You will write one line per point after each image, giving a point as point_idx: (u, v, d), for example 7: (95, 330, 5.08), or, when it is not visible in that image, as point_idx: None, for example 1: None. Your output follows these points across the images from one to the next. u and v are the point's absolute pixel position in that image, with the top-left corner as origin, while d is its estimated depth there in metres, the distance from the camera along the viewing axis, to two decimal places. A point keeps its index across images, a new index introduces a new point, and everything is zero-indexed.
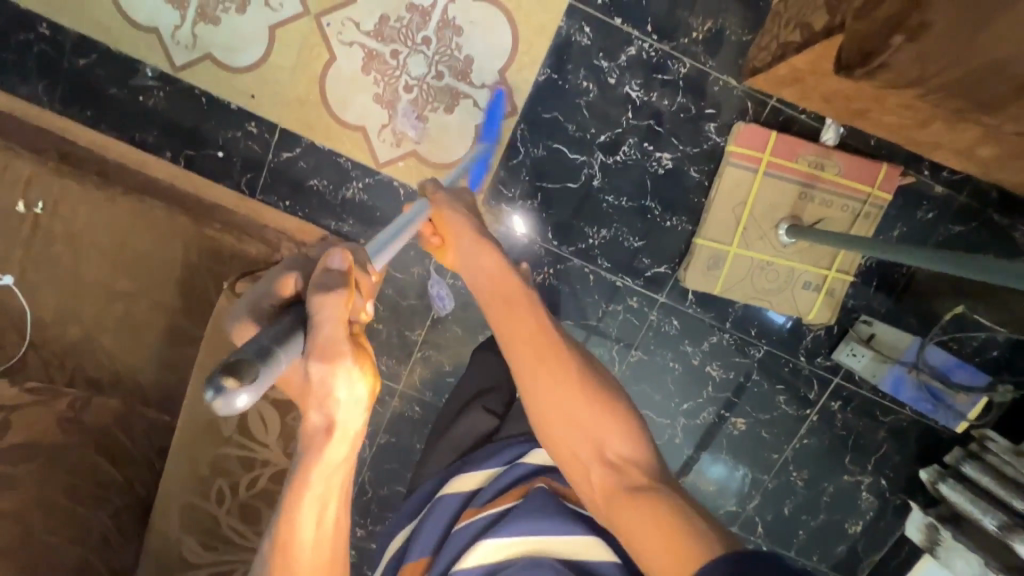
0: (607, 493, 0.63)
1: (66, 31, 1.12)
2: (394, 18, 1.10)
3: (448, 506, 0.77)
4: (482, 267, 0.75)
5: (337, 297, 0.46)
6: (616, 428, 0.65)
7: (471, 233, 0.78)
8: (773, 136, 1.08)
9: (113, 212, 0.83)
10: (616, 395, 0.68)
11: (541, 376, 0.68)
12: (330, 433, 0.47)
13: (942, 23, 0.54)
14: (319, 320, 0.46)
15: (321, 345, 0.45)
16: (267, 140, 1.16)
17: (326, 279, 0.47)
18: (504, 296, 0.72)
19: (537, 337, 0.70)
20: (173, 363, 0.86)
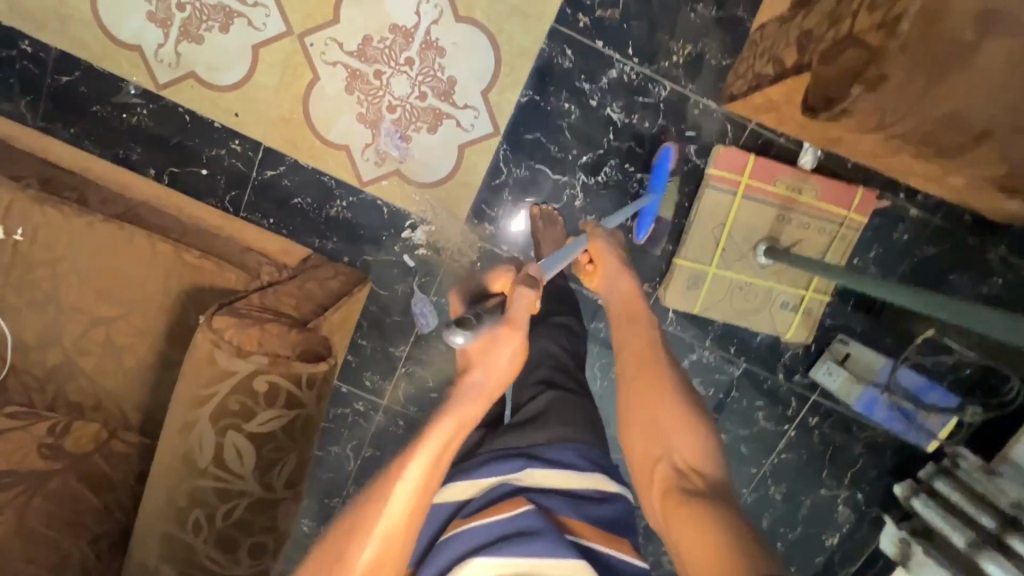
0: (664, 490, 0.62)
1: (48, 48, 1.12)
2: (377, 39, 1.10)
3: (436, 516, 0.68)
4: (619, 288, 0.84)
5: (531, 290, 0.59)
6: (688, 435, 0.65)
7: (617, 264, 0.87)
8: (752, 159, 1.10)
9: (92, 237, 0.83)
10: (705, 413, 0.68)
11: (639, 372, 0.72)
12: (486, 384, 0.57)
13: (900, 75, 0.55)
14: (513, 304, 0.58)
15: (513, 320, 0.57)
16: (251, 158, 1.16)
17: (528, 279, 0.61)
18: (627, 313, 0.80)
19: (642, 343, 0.76)
20: (152, 387, 0.86)
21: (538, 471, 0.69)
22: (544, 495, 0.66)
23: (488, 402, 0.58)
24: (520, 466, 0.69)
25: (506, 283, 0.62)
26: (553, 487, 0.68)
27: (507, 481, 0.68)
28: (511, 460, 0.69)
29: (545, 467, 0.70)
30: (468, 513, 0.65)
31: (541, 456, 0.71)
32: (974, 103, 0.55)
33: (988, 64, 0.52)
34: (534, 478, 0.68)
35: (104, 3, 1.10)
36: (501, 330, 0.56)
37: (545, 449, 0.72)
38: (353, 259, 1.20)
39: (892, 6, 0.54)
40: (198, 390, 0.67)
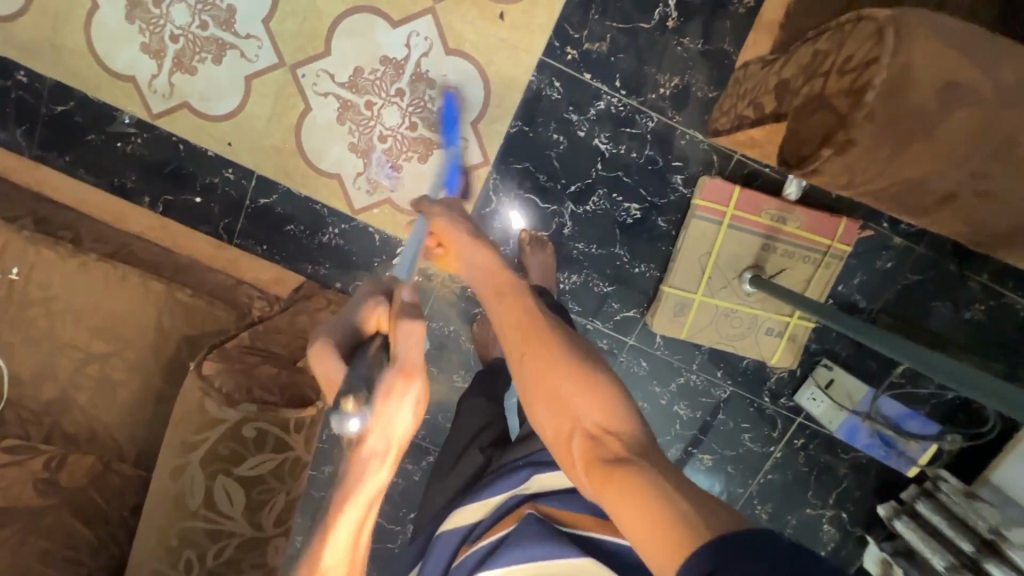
0: (586, 465, 0.55)
1: (44, 79, 1.13)
2: (368, 70, 1.11)
3: (450, 540, 0.77)
4: (476, 265, 0.72)
5: (415, 327, 0.61)
6: (595, 397, 0.58)
7: (467, 238, 0.74)
8: (737, 190, 1.11)
9: (87, 276, 0.86)
10: (598, 364, 0.62)
11: (527, 353, 0.63)
12: (389, 443, 0.58)
13: (868, 142, 0.56)
14: (401, 350, 0.60)
15: (405, 369, 0.58)
16: (244, 186, 1.18)
17: (406, 313, 0.62)
18: (494, 288, 0.70)
19: (521, 317, 0.66)
20: (146, 420, 0.88)
21: (544, 475, 0.75)
22: (550, 498, 0.73)
23: (398, 456, 0.60)
24: (524, 477, 0.76)
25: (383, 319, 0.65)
26: (560, 488, 0.73)
27: (514, 494, 0.76)
28: (515, 473, 0.77)
29: (549, 471, 0.75)
30: (480, 535, 0.74)
31: (544, 461, 0.76)
32: (940, 165, 0.57)
33: (950, 135, 0.54)
34: (541, 483, 0.75)
35: (99, 35, 1.11)
36: (392, 381, 0.58)
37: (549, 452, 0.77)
38: (345, 284, 1.22)
39: (859, 75, 0.56)
40: (189, 436, 0.69)
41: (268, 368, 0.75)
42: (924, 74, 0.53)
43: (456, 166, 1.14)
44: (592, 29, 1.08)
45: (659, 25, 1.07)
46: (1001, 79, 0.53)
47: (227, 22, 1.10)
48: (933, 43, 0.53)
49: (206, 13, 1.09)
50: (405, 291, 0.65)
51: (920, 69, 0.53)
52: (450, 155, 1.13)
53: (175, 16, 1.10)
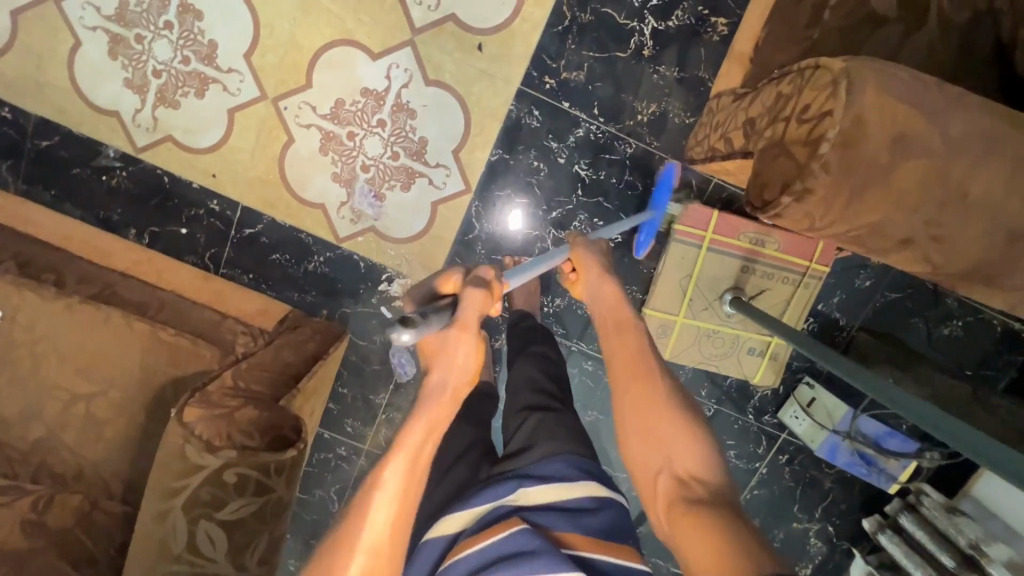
0: (668, 503, 0.60)
1: (28, 115, 1.14)
2: (349, 102, 1.13)
3: (432, 549, 0.68)
4: (603, 295, 0.78)
5: (478, 292, 0.59)
6: (689, 448, 0.63)
7: (596, 269, 0.81)
8: (716, 214, 1.12)
9: (71, 319, 0.87)
10: (701, 419, 0.66)
11: (632, 388, 0.68)
12: (447, 387, 0.58)
13: (823, 191, 0.57)
14: (462, 307, 0.58)
15: (463, 323, 0.57)
16: (229, 217, 1.19)
17: (474, 281, 0.60)
18: (614, 322, 0.75)
19: (634, 354, 0.71)
20: (132, 458, 0.89)
21: (532, 489, 0.69)
22: (539, 513, 0.66)
23: (458, 403, 0.59)
24: (512, 489, 0.69)
25: (455, 284, 0.62)
26: (549, 505, 0.67)
27: (501, 505, 0.68)
28: (503, 483, 0.70)
29: (537, 486, 0.69)
30: (462, 543, 0.64)
31: (532, 476, 0.71)
32: (896, 212, 0.58)
33: (898, 185, 0.56)
34: (528, 497, 0.68)
35: (82, 71, 1.12)
36: (452, 331, 0.57)
37: (537, 466, 0.72)
38: (331, 311, 1.23)
39: (814, 126, 0.58)
40: (170, 482, 0.71)
41: (249, 410, 0.77)
42: (874, 128, 0.55)
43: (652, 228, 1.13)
44: (570, 58, 1.09)
45: (635, 53, 1.09)
46: (950, 130, 0.55)
47: (209, 56, 1.11)
48: (883, 97, 0.55)
49: (188, 48, 1.11)
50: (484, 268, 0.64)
51: (870, 124, 0.55)
52: (653, 218, 1.12)
53: (158, 51, 1.11)
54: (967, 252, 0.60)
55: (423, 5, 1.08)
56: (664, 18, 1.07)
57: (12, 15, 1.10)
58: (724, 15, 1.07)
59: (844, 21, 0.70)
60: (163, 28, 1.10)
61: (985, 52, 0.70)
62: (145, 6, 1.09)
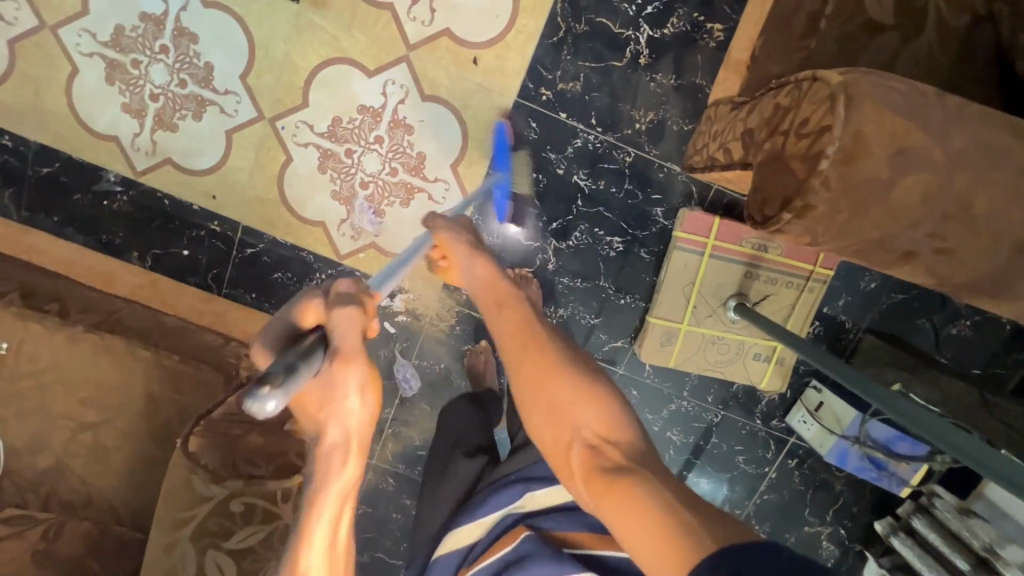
0: (588, 476, 0.55)
1: (28, 142, 1.15)
2: (347, 120, 1.13)
3: (446, 564, 0.76)
4: (477, 275, 0.72)
5: (352, 312, 0.47)
6: (593, 408, 0.57)
7: (465, 247, 0.75)
8: (717, 221, 1.12)
9: (77, 348, 0.88)
10: (602, 376, 0.61)
11: (527, 364, 0.61)
12: (349, 440, 0.46)
13: (826, 206, 0.56)
14: (337, 336, 0.46)
15: (345, 356, 0.45)
16: (230, 238, 1.19)
17: (341, 301, 0.48)
18: (494, 298, 0.69)
19: (517, 325, 0.65)
20: (139, 483, 0.89)
21: (538, 492, 0.74)
22: (544, 517, 0.72)
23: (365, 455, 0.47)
24: (518, 494, 0.75)
25: (315, 313, 0.48)
26: (554, 506, 0.73)
27: (510, 512, 0.74)
28: (509, 489, 0.75)
29: (543, 488, 0.75)
30: (476, 558, 0.73)
31: (536, 478, 0.76)
32: (898, 227, 0.57)
33: (901, 198, 0.56)
34: (534, 501, 0.74)
35: (81, 98, 1.13)
36: (333, 370, 0.45)
37: (541, 468, 0.77)
38: None
39: (814, 141, 0.57)
40: (178, 513, 0.72)
41: (255, 438, 0.78)
42: (875, 144, 0.54)
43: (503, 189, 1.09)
44: (565, 69, 1.09)
45: (631, 61, 1.08)
46: (952, 144, 0.54)
47: (205, 79, 1.11)
48: (882, 111, 0.54)
49: (184, 71, 1.11)
50: (346, 281, 0.51)
51: (871, 139, 0.54)
52: (501, 178, 1.08)
53: (155, 75, 1.11)
54: (973, 264, 0.59)
55: (417, 20, 1.08)
56: (659, 26, 1.07)
57: (10, 44, 1.10)
58: (719, 21, 1.07)
59: (842, 30, 0.69)
60: (159, 52, 1.10)
61: (985, 57, 0.70)
62: (140, 31, 1.09)
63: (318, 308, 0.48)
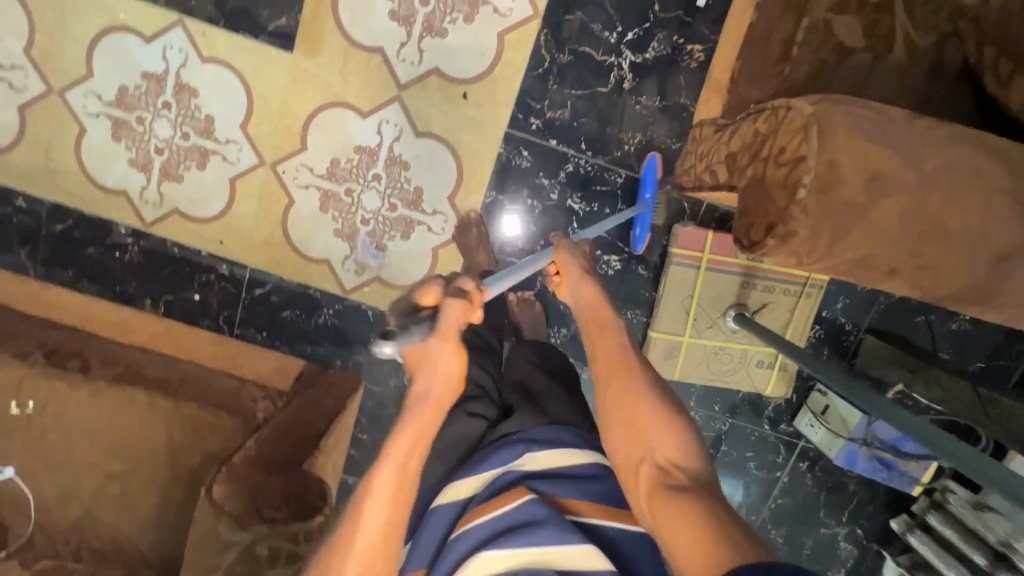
0: (649, 490, 0.60)
1: (41, 201, 1.19)
2: (344, 160, 1.16)
3: (443, 516, 0.67)
4: (585, 297, 0.78)
5: (459, 302, 0.59)
6: (672, 439, 0.63)
7: (577, 271, 0.81)
8: (710, 234, 1.14)
9: (99, 402, 0.91)
10: (679, 408, 0.67)
11: (614, 382, 0.69)
12: (434, 395, 0.61)
13: (806, 231, 0.59)
14: (441, 316, 0.59)
15: (444, 333, 0.59)
16: (239, 280, 1.23)
17: (454, 291, 0.61)
18: (595, 320, 0.75)
19: (614, 348, 0.72)
20: (164, 528, 0.91)
21: (539, 454, 0.69)
22: (546, 480, 0.67)
23: (442, 409, 0.62)
24: (519, 453, 0.69)
25: (433, 296, 0.61)
26: (555, 471, 0.68)
27: (509, 470, 0.68)
28: (510, 448, 0.69)
29: (544, 450, 0.70)
30: (474, 510, 0.65)
31: (537, 439, 0.71)
32: (879, 246, 0.59)
33: (878, 220, 0.58)
34: (535, 462, 0.68)
35: (89, 155, 1.17)
36: (435, 339, 0.59)
37: (541, 430, 0.72)
38: (345, 361, 1.26)
39: (791, 170, 0.60)
40: (208, 559, 0.77)
41: (276, 480, 0.82)
42: (848, 171, 0.57)
43: (645, 222, 1.13)
44: (553, 98, 1.12)
45: (615, 87, 1.11)
46: (922, 166, 0.57)
47: (207, 130, 1.15)
48: (853, 139, 0.57)
49: (187, 124, 1.15)
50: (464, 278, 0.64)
51: (844, 167, 0.57)
52: (644, 211, 1.12)
53: (159, 130, 1.16)
54: (953, 277, 0.60)
55: (407, 61, 1.11)
56: (641, 51, 1.10)
57: (20, 109, 1.15)
58: (699, 43, 1.10)
59: (814, 55, 0.72)
60: (161, 108, 1.14)
61: (955, 72, 0.72)
62: (143, 89, 1.14)
63: (437, 293, 0.61)
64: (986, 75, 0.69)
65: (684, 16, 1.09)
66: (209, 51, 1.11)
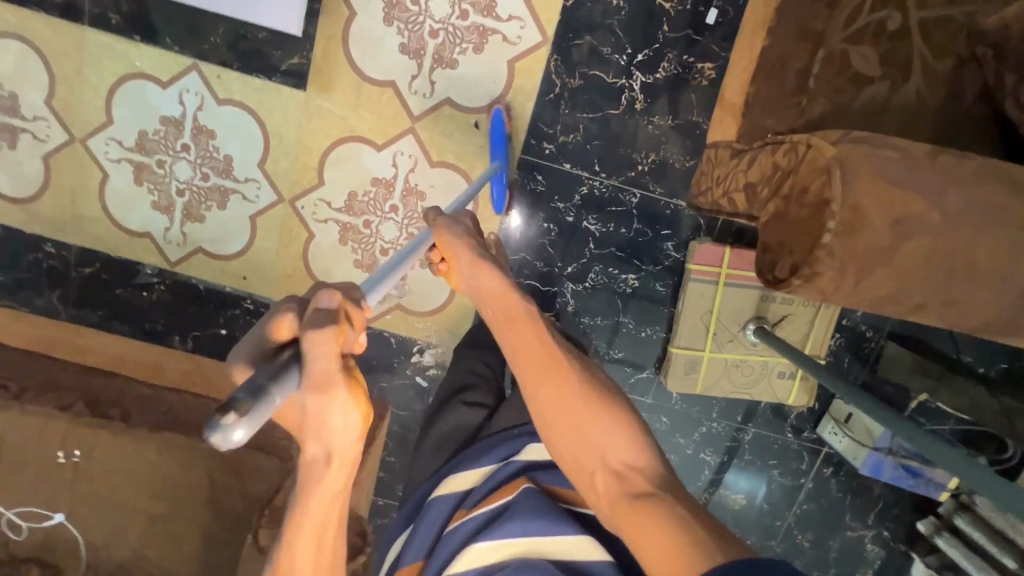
0: (610, 503, 0.53)
1: (69, 247, 1.22)
2: (361, 193, 1.18)
3: (442, 506, 0.72)
4: (482, 285, 0.65)
5: (327, 335, 0.41)
6: (616, 434, 0.55)
7: (464, 251, 0.69)
8: (727, 251, 1.15)
9: (141, 448, 0.94)
10: (618, 398, 0.58)
11: (540, 386, 0.58)
12: (333, 456, 0.45)
13: (831, 273, 0.60)
14: (309, 361, 0.41)
15: (319, 382, 0.41)
16: (263, 313, 1.25)
17: (315, 319, 0.43)
18: (502, 313, 0.63)
19: (532, 343, 0.60)
20: (209, 566, 0.94)
21: (540, 446, 0.73)
22: (545, 472, 0.70)
23: (350, 468, 0.47)
24: (521, 445, 0.74)
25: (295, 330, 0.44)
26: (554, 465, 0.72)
27: (509, 464, 0.72)
28: (512, 440, 0.74)
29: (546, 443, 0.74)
30: (473, 503, 0.69)
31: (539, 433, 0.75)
32: (906, 283, 0.60)
33: (904, 260, 0.58)
34: (535, 455, 0.72)
35: (113, 200, 1.20)
36: (310, 395, 0.41)
37: None
38: (370, 388, 1.28)
39: (815, 212, 0.61)
40: None
41: None
42: (873, 215, 0.58)
43: (502, 181, 1.09)
44: (565, 122, 1.13)
45: (627, 108, 1.12)
46: (947, 206, 0.57)
47: (225, 170, 1.17)
48: (877, 183, 0.57)
49: (206, 165, 1.17)
50: (329, 292, 0.45)
51: (869, 211, 0.58)
52: (499, 170, 1.08)
53: (179, 172, 1.18)
54: (980, 311, 0.60)
55: (419, 93, 1.12)
56: (651, 72, 1.10)
57: (45, 159, 1.18)
58: (709, 60, 1.09)
59: (830, 85, 0.72)
60: (181, 150, 1.16)
61: (974, 95, 0.72)
62: (162, 133, 1.16)
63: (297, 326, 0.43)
64: (1006, 100, 0.69)
65: (693, 35, 1.08)
66: (224, 93, 1.13)
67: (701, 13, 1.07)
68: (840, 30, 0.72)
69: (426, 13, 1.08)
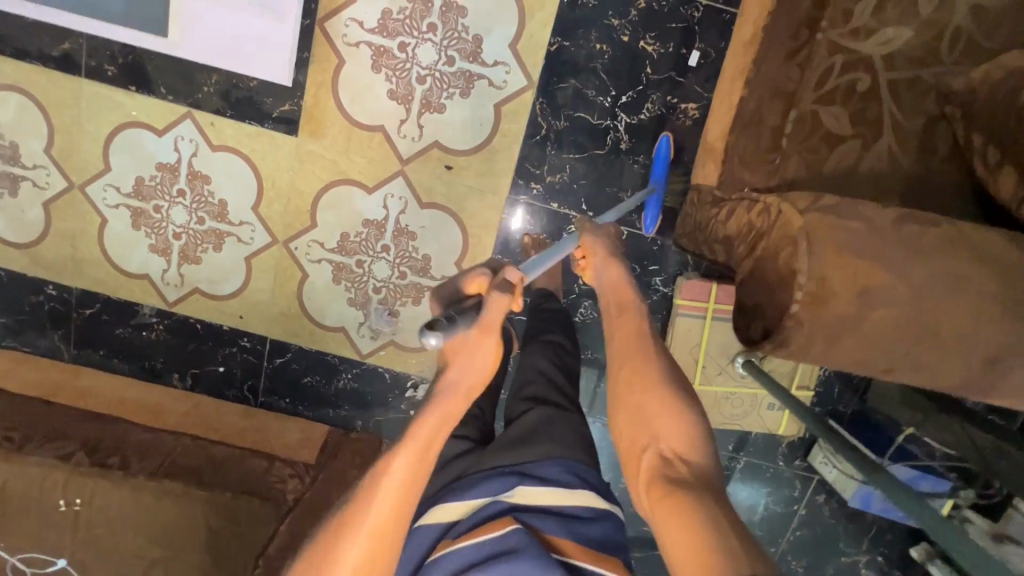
0: (649, 481, 0.57)
1: (70, 289, 1.25)
2: (353, 234, 1.20)
3: (425, 536, 0.68)
4: (608, 280, 0.79)
5: (502, 298, 0.59)
6: (677, 423, 0.60)
7: (604, 256, 0.83)
8: (714, 286, 1.16)
9: (140, 496, 0.97)
10: (694, 400, 0.62)
11: (627, 365, 0.67)
12: (467, 384, 0.57)
13: (801, 340, 0.62)
14: (486, 309, 0.57)
15: (487, 325, 0.56)
16: (260, 351, 1.27)
17: (501, 286, 0.60)
18: (618, 302, 0.75)
19: (632, 334, 0.70)
20: None
21: (530, 488, 0.67)
22: (533, 515, 0.64)
23: (468, 399, 0.59)
24: (510, 485, 0.68)
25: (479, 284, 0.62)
26: (546, 507, 0.66)
27: (498, 501, 0.66)
28: (502, 479, 0.69)
29: (538, 486, 0.68)
30: (458, 535, 0.65)
31: (534, 474, 0.69)
32: (876, 348, 0.61)
33: (871, 328, 0.60)
34: (525, 496, 0.66)
35: (111, 243, 1.22)
36: (478, 334, 0.56)
37: (537, 466, 0.70)
38: (366, 421, 1.30)
39: (784, 279, 0.63)
40: None
41: None
42: (838, 287, 0.59)
43: (656, 205, 1.13)
44: (551, 163, 1.15)
45: (613, 148, 1.14)
46: (911, 279, 0.59)
47: (221, 214, 1.20)
48: (841, 256, 0.60)
49: (201, 209, 1.20)
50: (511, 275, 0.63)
51: (834, 283, 0.60)
52: (654, 193, 1.11)
53: (175, 216, 1.20)
54: (949, 376, 0.61)
55: (408, 137, 1.14)
56: (636, 113, 1.12)
57: (45, 205, 1.21)
58: (692, 100, 1.11)
59: (802, 145, 0.75)
60: (177, 196, 1.19)
61: (944, 150, 0.76)
62: (158, 179, 1.18)
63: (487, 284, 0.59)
64: (974, 160, 0.73)
65: (676, 76, 1.10)
66: (218, 139, 1.16)
67: (683, 55, 1.09)
68: (810, 92, 0.75)
69: (413, 60, 1.11)
